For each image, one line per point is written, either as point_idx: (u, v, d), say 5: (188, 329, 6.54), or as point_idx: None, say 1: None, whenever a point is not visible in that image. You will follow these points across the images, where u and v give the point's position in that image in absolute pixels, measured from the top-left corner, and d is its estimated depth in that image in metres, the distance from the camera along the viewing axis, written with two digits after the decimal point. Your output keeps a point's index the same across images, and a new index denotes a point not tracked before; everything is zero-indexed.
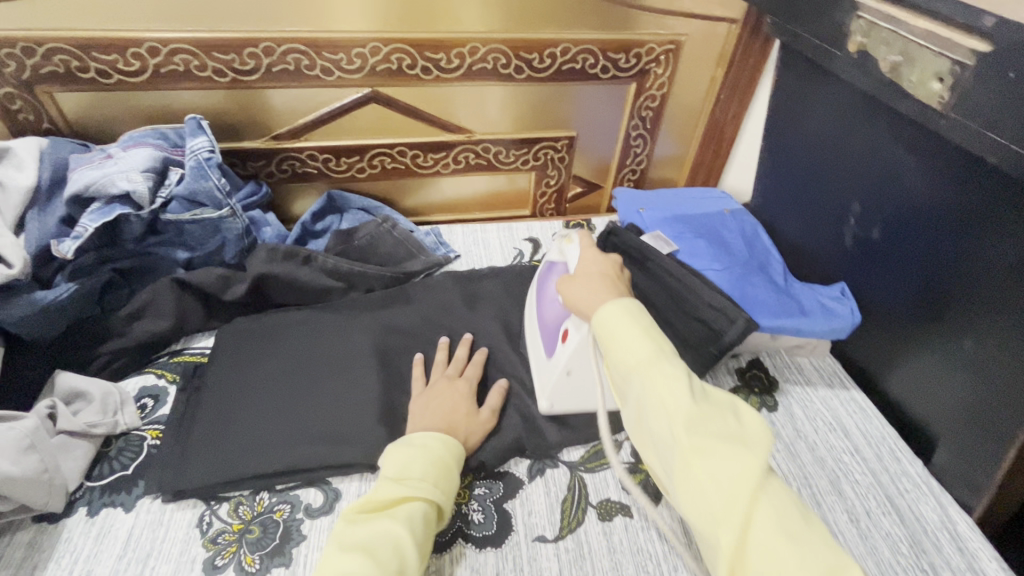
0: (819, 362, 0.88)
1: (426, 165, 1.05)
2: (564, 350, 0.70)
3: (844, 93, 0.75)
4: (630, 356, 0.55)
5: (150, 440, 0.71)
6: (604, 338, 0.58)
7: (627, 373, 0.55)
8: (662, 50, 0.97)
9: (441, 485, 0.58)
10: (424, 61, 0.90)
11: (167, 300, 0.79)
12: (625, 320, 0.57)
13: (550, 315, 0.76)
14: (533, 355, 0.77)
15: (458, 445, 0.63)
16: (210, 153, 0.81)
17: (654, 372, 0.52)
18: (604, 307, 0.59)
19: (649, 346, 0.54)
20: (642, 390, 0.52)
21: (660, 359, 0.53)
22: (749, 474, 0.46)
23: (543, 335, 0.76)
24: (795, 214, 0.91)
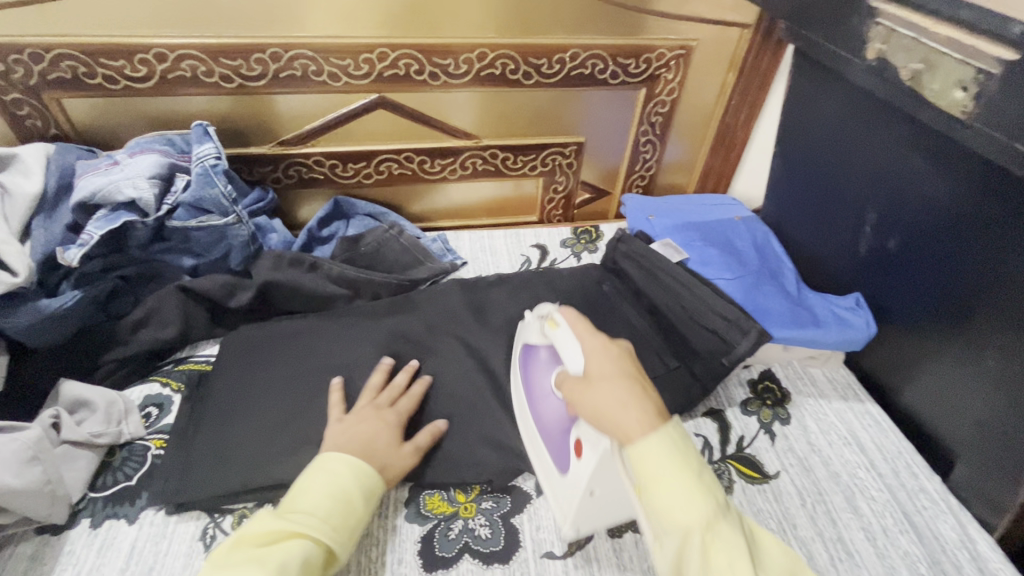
0: (832, 373, 0.86)
1: (433, 171, 1.04)
2: (582, 466, 0.58)
3: (860, 101, 0.74)
4: (681, 512, 0.46)
5: (154, 450, 0.70)
6: (641, 474, 0.48)
7: (673, 530, 0.46)
8: (673, 56, 0.96)
9: (335, 522, 0.55)
10: (432, 67, 0.89)
11: (172, 307, 0.79)
12: (672, 458, 0.48)
13: (551, 420, 0.65)
14: (538, 464, 0.66)
15: (371, 477, 0.59)
16: (216, 160, 0.80)
17: (711, 539, 0.45)
18: (645, 437, 0.49)
19: (704, 501, 0.46)
20: (695, 557, 0.45)
21: (716, 519, 0.46)
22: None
23: (547, 445, 0.65)
24: (808, 222, 0.90)
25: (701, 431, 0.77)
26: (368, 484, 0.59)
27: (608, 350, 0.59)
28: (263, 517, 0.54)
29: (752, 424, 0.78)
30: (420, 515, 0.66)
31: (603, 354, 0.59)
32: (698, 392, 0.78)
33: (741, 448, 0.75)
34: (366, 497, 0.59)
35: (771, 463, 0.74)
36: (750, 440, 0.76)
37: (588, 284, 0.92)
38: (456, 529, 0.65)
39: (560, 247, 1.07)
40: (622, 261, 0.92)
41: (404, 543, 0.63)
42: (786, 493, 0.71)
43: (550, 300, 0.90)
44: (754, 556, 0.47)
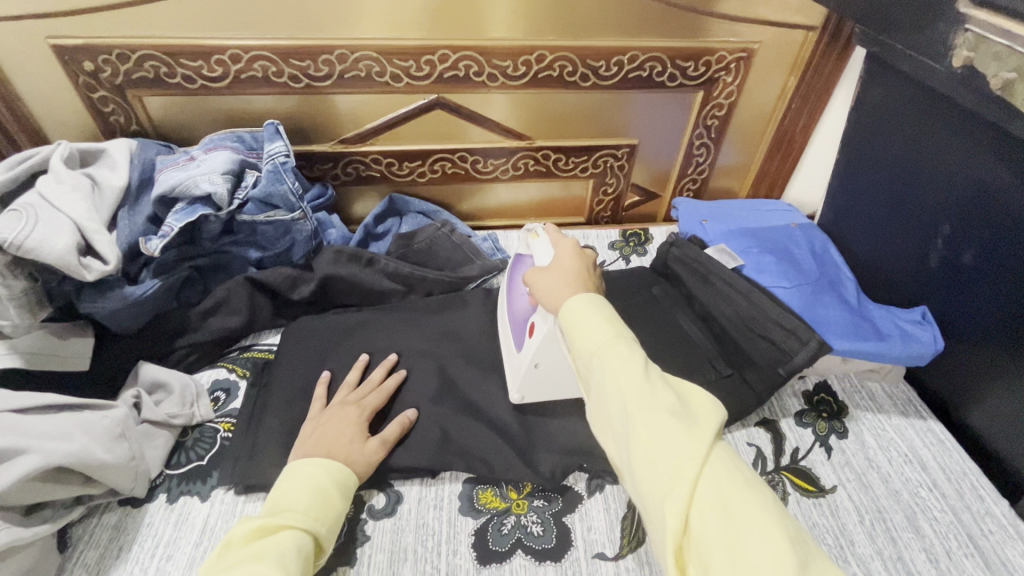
0: (892, 389, 0.84)
1: (486, 171, 1.06)
2: (531, 342, 0.68)
3: (940, 107, 0.71)
4: (592, 340, 0.54)
5: (223, 432, 0.74)
6: (567, 328, 0.58)
7: (586, 359, 0.54)
8: (733, 58, 0.95)
9: (319, 514, 0.57)
10: (491, 68, 0.91)
11: (240, 297, 0.82)
12: (591, 310, 0.57)
13: (518, 311, 0.75)
14: (504, 342, 0.77)
15: (342, 469, 0.62)
16: (286, 158, 0.83)
17: (612, 353, 0.53)
18: (571, 297, 0.59)
19: (609, 330, 0.55)
20: (600, 371, 0.52)
21: (619, 340, 0.54)
22: (698, 445, 0.46)
23: (512, 327, 0.75)
24: (871, 230, 0.87)
25: (753, 440, 0.76)
26: (342, 480, 0.61)
27: (572, 250, 0.69)
28: (246, 520, 0.54)
29: (807, 436, 0.77)
30: (473, 509, 0.67)
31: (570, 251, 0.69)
32: (753, 401, 0.77)
33: (796, 460, 0.74)
34: (343, 493, 0.61)
35: (826, 477, 0.73)
36: (805, 452, 0.75)
37: (638, 287, 0.92)
38: (509, 524, 0.66)
39: (609, 250, 1.07)
40: (674, 265, 0.91)
41: (459, 534, 0.65)
42: (843, 508, 0.69)
43: None
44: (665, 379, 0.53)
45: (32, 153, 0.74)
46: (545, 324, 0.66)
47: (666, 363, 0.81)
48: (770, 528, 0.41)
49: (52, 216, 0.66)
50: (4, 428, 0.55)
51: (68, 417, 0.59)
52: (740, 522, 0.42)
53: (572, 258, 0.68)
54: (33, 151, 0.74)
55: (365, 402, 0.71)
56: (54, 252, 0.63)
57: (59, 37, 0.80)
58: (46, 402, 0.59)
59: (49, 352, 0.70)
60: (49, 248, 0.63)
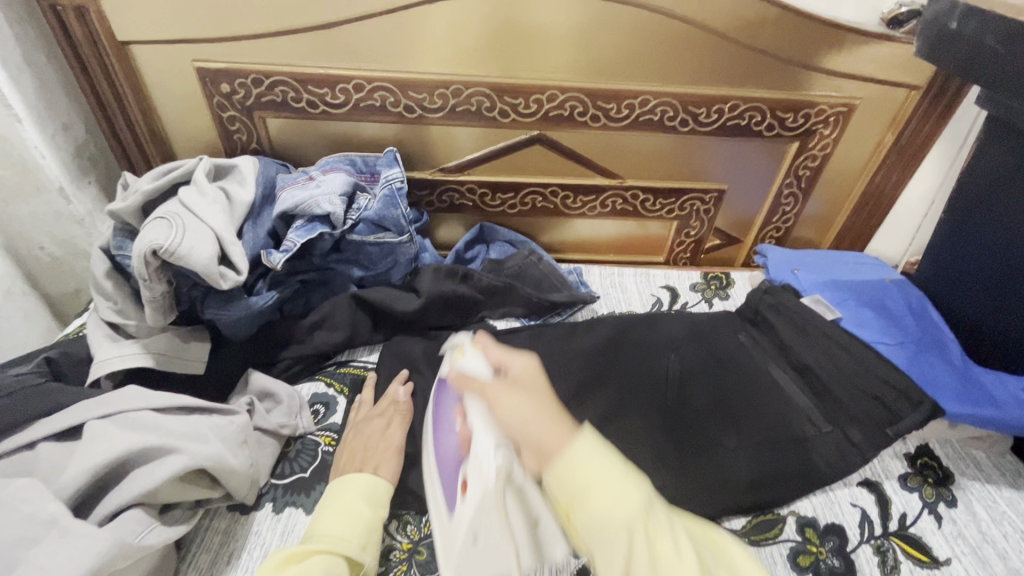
0: (998, 458, 0.81)
1: (574, 206, 1.08)
2: (465, 505, 0.52)
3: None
4: (620, 508, 0.44)
5: (323, 446, 0.75)
6: (576, 488, 0.45)
7: (614, 537, 0.44)
8: (833, 113, 0.96)
9: (348, 534, 0.58)
10: (595, 110, 0.94)
11: (344, 314, 0.85)
12: (606, 464, 0.46)
13: (449, 455, 0.60)
14: (431, 499, 0.61)
15: (369, 484, 0.64)
16: (401, 183, 0.87)
17: (652, 527, 0.44)
18: (568, 443, 0.46)
19: (638, 491, 0.45)
20: (643, 557, 0.43)
21: (651, 504, 0.45)
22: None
23: (443, 484, 0.59)
24: (976, 293, 0.86)
25: (858, 501, 0.74)
26: (370, 492, 0.63)
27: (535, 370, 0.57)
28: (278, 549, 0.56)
29: (913, 501, 0.74)
30: None
31: (527, 369, 0.57)
32: (859, 460, 0.74)
33: (905, 527, 0.71)
34: (374, 505, 0.63)
35: (939, 547, 0.70)
36: (913, 519, 0.72)
37: (727, 333, 0.92)
38: None
39: (691, 291, 1.07)
40: (767, 313, 0.91)
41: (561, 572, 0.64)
42: None
43: (690, 346, 0.90)
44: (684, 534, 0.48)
45: (175, 166, 0.79)
46: (482, 483, 0.50)
47: (765, 413, 0.80)
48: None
49: (198, 227, 0.70)
50: (150, 427, 0.57)
51: (202, 419, 0.61)
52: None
53: (526, 375, 0.56)
54: (176, 165, 0.79)
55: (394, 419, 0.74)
56: (200, 261, 0.67)
57: (205, 61, 0.86)
58: (182, 404, 0.61)
59: (172, 354, 0.73)
60: (196, 256, 0.66)
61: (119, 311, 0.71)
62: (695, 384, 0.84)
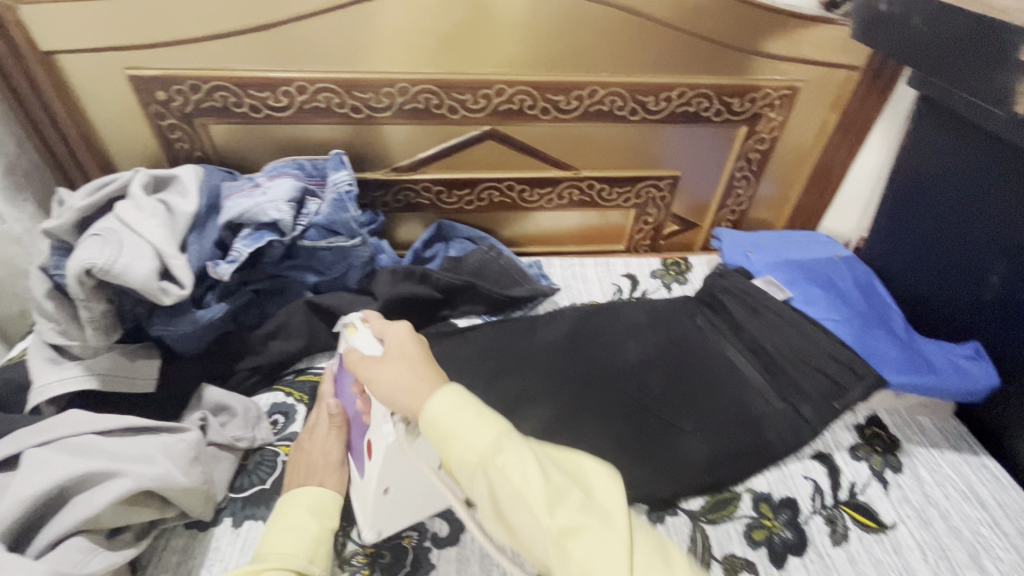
0: (942, 423, 0.84)
1: (532, 199, 1.08)
2: (373, 466, 0.62)
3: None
4: (471, 447, 0.47)
5: (283, 456, 0.74)
6: (437, 438, 0.49)
7: (472, 472, 0.47)
8: (778, 95, 0.97)
9: (297, 549, 0.58)
10: (545, 102, 0.94)
11: (300, 321, 0.84)
12: (457, 408, 0.50)
13: (358, 424, 0.69)
14: (349, 471, 0.70)
15: (312, 496, 0.64)
16: (349, 186, 0.86)
17: (502, 461, 0.46)
18: (426, 402, 0.51)
19: (489, 429, 0.48)
20: (493, 484, 0.46)
21: (504, 437, 0.48)
22: (619, 541, 0.42)
23: (353, 448, 0.70)
24: (917, 266, 0.88)
25: (810, 474, 0.76)
26: (318, 505, 0.64)
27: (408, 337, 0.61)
28: None
29: (863, 470, 0.77)
30: None
31: (400, 336, 0.61)
32: (810, 435, 0.77)
33: (855, 496, 0.74)
34: (323, 519, 0.63)
35: (886, 513, 0.73)
36: (862, 487, 0.75)
37: (684, 318, 0.94)
38: None
39: (650, 278, 1.08)
40: (722, 296, 0.93)
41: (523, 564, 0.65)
42: (905, 546, 0.69)
43: (648, 333, 0.91)
44: (554, 462, 0.48)
45: (111, 180, 0.77)
46: (381, 444, 0.60)
47: (722, 395, 0.82)
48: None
49: (135, 242, 0.68)
50: (92, 451, 0.56)
51: (148, 438, 0.60)
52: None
53: (401, 340, 0.61)
54: (111, 179, 0.77)
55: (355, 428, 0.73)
56: (139, 277, 0.65)
57: (138, 68, 0.83)
58: (127, 424, 0.60)
59: (119, 373, 0.71)
60: (134, 273, 0.65)
61: (62, 331, 0.68)
62: (653, 370, 0.85)
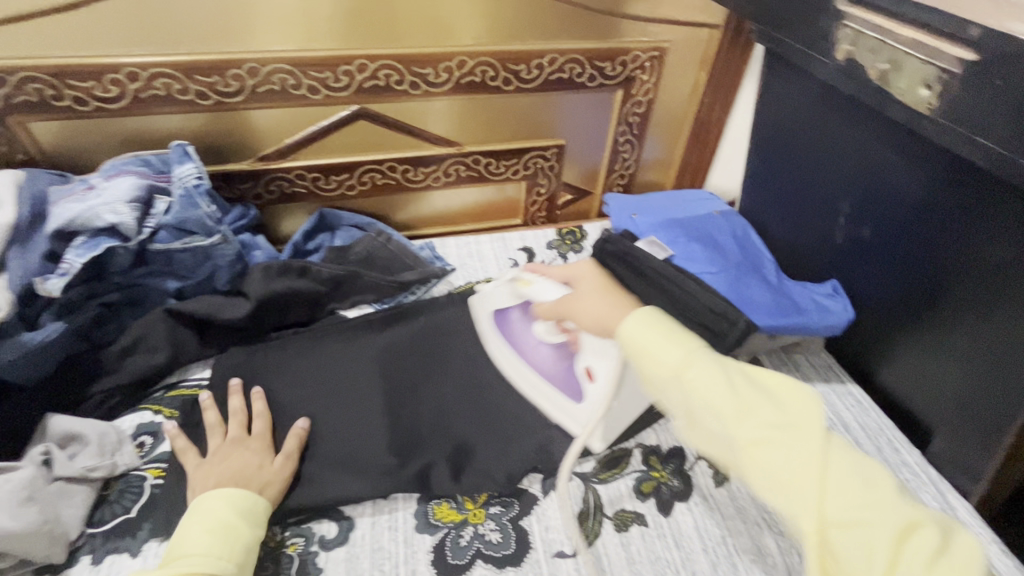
0: (813, 357, 0.89)
1: (417, 179, 1.04)
2: (597, 387, 0.71)
3: (909, 149, 0.67)
4: (664, 363, 0.55)
5: (151, 479, 0.68)
6: (635, 354, 0.58)
7: (667, 386, 0.55)
8: (647, 57, 0.98)
9: (223, 552, 0.55)
10: (412, 77, 0.90)
11: (160, 332, 0.78)
12: (649, 331, 0.57)
13: (553, 364, 0.77)
14: (545, 404, 0.76)
15: (247, 498, 0.61)
16: (198, 180, 0.80)
17: (692, 375, 0.53)
18: (621, 323, 0.58)
19: (682, 348, 0.54)
20: (688, 395, 0.53)
21: (698, 353, 0.54)
22: (810, 456, 0.46)
23: (557, 385, 0.76)
24: (782, 215, 0.93)
25: None
26: (245, 506, 0.60)
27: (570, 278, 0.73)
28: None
29: None
30: (430, 525, 0.66)
31: (583, 275, 0.72)
32: None
33: None
34: (248, 520, 0.59)
35: None
36: None
37: None
38: (467, 536, 0.66)
39: (546, 249, 1.08)
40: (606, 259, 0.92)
41: (416, 553, 0.64)
42: None
43: None
44: (749, 379, 0.53)
45: None
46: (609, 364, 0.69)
47: None
48: (889, 520, 0.43)
49: None
50: None
51: None
52: (875, 530, 0.42)
53: (591, 281, 0.71)
54: None
55: (229, 440, 0.68)
56: None
57: None
58: None
59: None
60: None
61: None
62: None
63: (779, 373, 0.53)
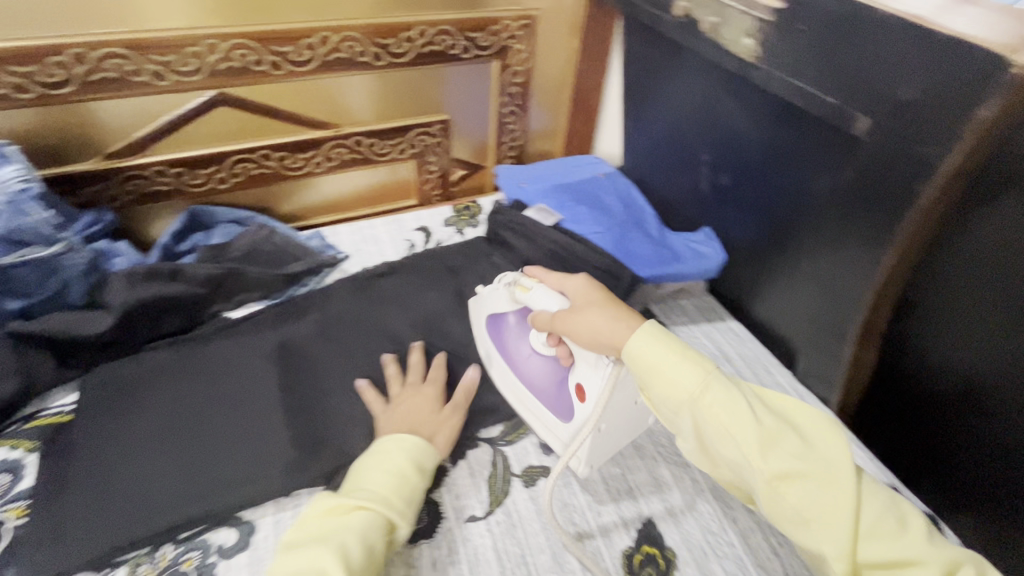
0: (698, 300, 0.94)
1: (296, 166, 0.98)
2: (586, 408, 0.64)
3: (746, 97, 0.72)
4: (680, 387, 0.53)
5: (13, 520, 0.61)
6: (642, 371, 0.55)
7: (679, 409, 0.53)
8: (518, 27, 0.99)
9: (389, 496, 0.57)
10: (271, 56, 0.84)
11: (6, 359, 0.69)
12: (664, 349, 0.55)
13: (544, 379, 0.70)
14: (535, 420, 0.71)
15: (425, 447, 0.63)
16: (24, 184, 0.71)
17: (710, 401, 0.52)
18: (629, 341, 0.56)
19: (698, 373, 0.53)
20: (704, 422, 0.52)
21: (712, 381, 0.53)
22: (843, 495, 0.47)
23: (543, 400, 0.70)
24: (658, 171, 0.98)
25: None
26: (417, 456, 0.62)
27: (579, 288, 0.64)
28: (323, 497, 0.56)
29: None
30: None
31: (584, 286, 0.64)
32: None
33: None
34: (420, 473, 0.61)
35: None
36: None
37: (474, 260, 0.95)
38: None
39: (443, 227, 1.07)
40: (502, 232, 0.95)
41: None
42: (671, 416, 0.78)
43: (438, 281, 0.91)
44: (761, 405, 0.53)
45: None
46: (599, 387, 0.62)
47: None
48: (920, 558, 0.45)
49: None
50: None
51: None
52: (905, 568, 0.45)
53: (589, 291, 0.63)
54: None
55: None
56: None
57: None
58: None
59: None
60: None
61: None
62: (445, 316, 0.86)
63: (793, 400, 0.55)
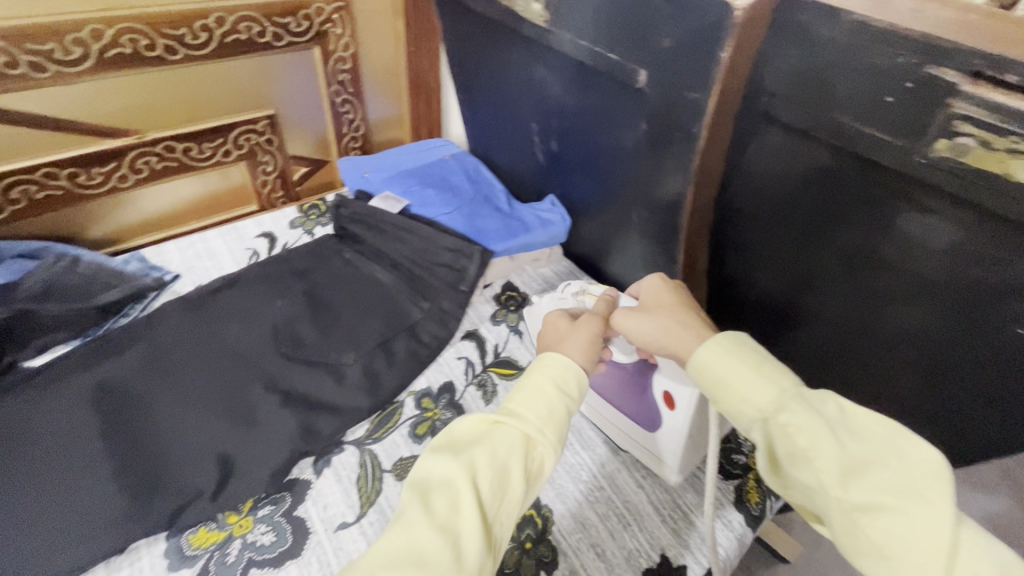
0: (558, 266, 0.97)
1: (94, 182, 0.86)
2: (676, 415, 0.63)
3: (552, 64, 0.74)
4: (751, 402, 0.47)
5: None
6: (708, 383, 0.50)
7: (750, 424, 0.47)
8: (332, 9, 0.94)
9: (542, 415, 0.48)
10: (28, 56, 0.72)
11: None
12: (735, 363, 0.48)
13: (624, 390, 0.68)
14: (624, 433, 0.70)
15: (576, 371, 0.52)
16: None
17: (783, 420, 0.44)
18: (696, 350, 0.50)
19: (773, 391, 0.46)
20: (774, 441, 0.45)
21: (790, 399, 0.45)
22: (936, 538, 0.38)
23: (630, 412, 0.68)
24: (500, 145, 0.99)
25: (462, 353, 0.82)
26: (560, 380, 0.51)
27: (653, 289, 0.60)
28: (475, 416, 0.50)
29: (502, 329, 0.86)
30: (186, 558, 0.59)
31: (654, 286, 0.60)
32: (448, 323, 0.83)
33: (498, 355, 0.82)
34: (569, 395, 0.51)
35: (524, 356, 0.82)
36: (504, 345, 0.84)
37: (322, 259, 0.90)
38: (234, 551, 0.60)
39: (289, 229, 1.00)
40: (349, 224, 0.91)
41: None
42: None
43: (284, 288, 0.85)
44: (853, 429, 0.44)
45: None
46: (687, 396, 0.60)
47: (370, 319, 0.82)
48: None
49: None
50: None
51: None
52: None
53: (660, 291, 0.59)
54: None
55: None
56: None
57: None
58: None
59: None
60: None
61: None
62: (296, 323, 0.80)
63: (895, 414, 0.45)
